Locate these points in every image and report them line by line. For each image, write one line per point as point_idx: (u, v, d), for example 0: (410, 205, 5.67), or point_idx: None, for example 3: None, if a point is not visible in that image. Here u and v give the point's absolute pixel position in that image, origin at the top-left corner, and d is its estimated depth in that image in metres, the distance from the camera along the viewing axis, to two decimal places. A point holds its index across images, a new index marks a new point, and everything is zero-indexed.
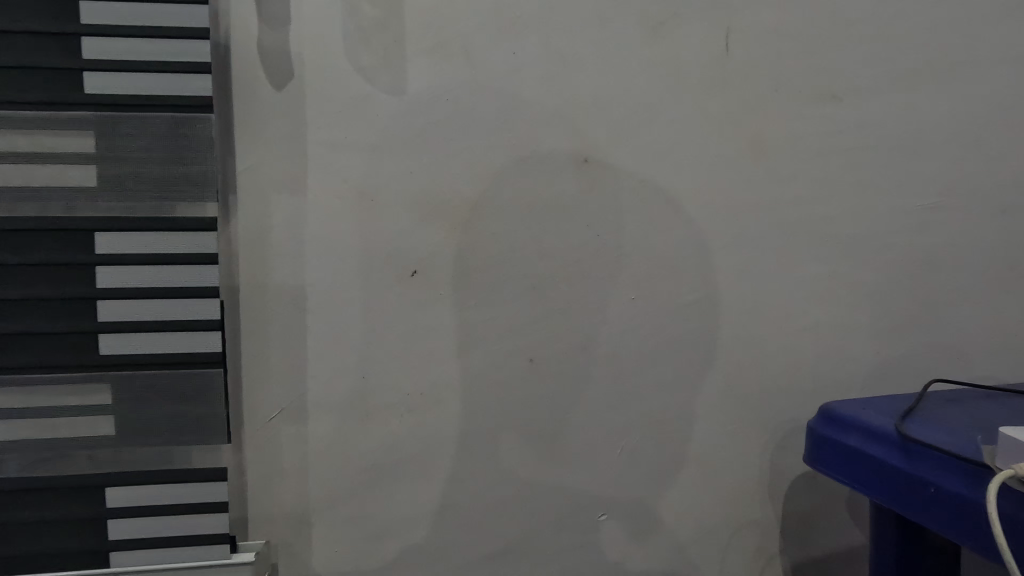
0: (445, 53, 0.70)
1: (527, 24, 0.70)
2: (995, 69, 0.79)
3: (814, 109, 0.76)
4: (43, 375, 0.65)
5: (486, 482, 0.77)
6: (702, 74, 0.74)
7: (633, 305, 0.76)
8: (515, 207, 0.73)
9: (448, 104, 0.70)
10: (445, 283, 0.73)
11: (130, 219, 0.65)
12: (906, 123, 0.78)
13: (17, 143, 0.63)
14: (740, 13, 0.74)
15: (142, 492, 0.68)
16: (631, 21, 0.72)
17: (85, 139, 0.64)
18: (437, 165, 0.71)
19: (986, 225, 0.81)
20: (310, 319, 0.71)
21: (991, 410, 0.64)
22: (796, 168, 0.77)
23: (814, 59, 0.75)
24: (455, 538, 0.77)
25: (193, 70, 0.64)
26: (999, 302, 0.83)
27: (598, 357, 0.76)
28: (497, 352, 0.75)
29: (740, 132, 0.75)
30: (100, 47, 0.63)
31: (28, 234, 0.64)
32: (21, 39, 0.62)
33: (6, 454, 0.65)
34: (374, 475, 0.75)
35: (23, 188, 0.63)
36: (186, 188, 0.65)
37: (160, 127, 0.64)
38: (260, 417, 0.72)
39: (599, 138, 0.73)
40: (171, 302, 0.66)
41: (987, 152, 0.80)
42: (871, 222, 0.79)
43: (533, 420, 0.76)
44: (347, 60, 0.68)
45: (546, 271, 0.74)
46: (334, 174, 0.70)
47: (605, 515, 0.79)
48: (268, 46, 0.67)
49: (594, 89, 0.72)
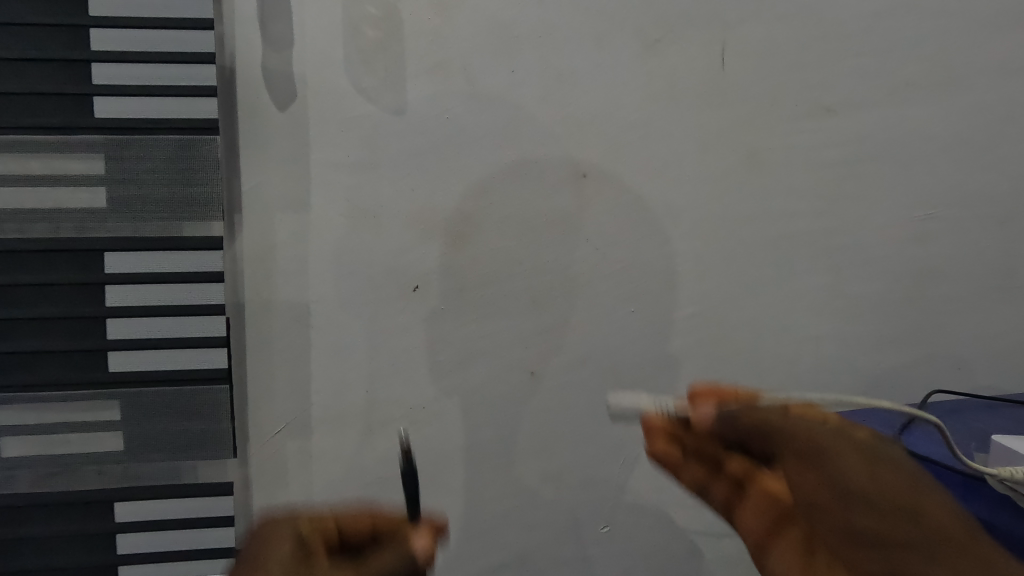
0: (443, 73, 0.71)
1: (524, 43, 0.72)
2: (992, 81, 0.79)
3: (808, 123, 0.77)
4: (54, 393, 0.67)
5: (489, 495, 0.77)
6: (698, 90, 0.75)
7: (632, 318, 0.77)
8: (513, 221, 0.74)
9: (447, 122, 0.72)
10: (447, 298, 0.74)
11: (137, 239, 0.67)
12: (901, 135, 0.79)
13: (31, 167, 0.65)
14: (734, 30, 0.75)
15: (151, 505, 0.69)
16: (627, 39, 0.73)
17: (95, 162, 0.66)
18: (436, 181, 0.72)
19: (984, 234, 0.81)
20: (313, 334, 0.72)
21: (987, 421, 0.64)
22: (791, 181, 0.78)
23: (808, 73, 0.76)
24: (458, 551, 0.78)
25: (199, 95, 0.66)
26: (999, 312, 0.83)
27: (597, 369, 0.77)
28: (499, 366, 0.76)
29: (736, 147, 0.76)
30: (111, 74, 0.66)
31: (41, 255, 0.66)
32: (34, 68, 0.65)
33: (19, 468, 0.67)
34: (377, 488, 0.76)
35: (34, 211, 0.65)
36: (192, 209, 0.67)
37: (167, 149, 0.66)
38: (264, 432, 0.73)
39: (597, 155, 0.74)
40: (179, 320, 0.68)
41: (985, 163, 0.80)
42: (868, 233, 0.79)
43: (535, 433, 0.77)
44: (348, 81, 0.70)
45: (545, 285, 0.75)
46: (336, 192, 0.71)
47: (606, 527, 0.79)
48: (271, 68, 0.69)
49: (590, 105, 0.74)
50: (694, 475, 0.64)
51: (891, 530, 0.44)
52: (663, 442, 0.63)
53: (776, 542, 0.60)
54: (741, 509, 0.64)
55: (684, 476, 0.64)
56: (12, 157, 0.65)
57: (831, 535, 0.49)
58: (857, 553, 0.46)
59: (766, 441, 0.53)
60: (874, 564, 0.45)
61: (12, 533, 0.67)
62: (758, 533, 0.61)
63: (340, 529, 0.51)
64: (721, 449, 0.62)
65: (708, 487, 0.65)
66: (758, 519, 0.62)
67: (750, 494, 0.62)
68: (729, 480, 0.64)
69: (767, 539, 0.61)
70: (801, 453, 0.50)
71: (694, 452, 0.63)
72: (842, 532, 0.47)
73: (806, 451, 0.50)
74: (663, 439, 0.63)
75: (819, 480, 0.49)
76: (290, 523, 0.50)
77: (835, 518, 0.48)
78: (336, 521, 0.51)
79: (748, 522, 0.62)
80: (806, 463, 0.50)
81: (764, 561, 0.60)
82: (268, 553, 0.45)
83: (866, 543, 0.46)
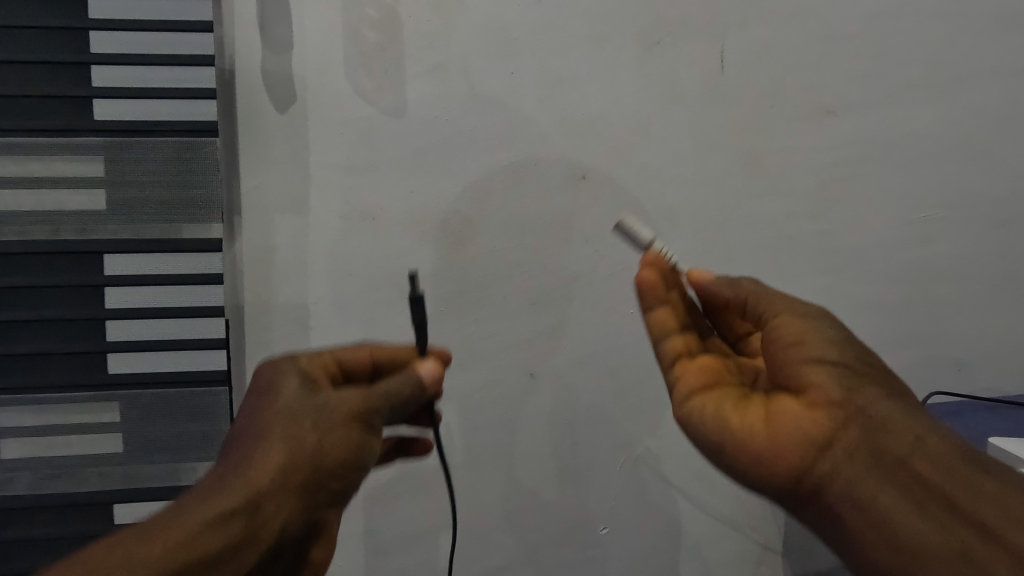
0: (443, 75, 0.71)
1: (523, 44, 0.72)
2: (992, 82, 0.79)
3: (808, 124, 0.77)
4: (55, 394, 0.67)
5: (488, 496, 0.77)
6: (697, 92, 0.75)
7: (631, 319, 0.77)
8: (512, 223, 0.74)
9: (447, 124, 0.72)
10: (446, 300, 0.74)
11: (137, 241, 0.67)
12: (900, 136, 0.79)
13: (32, 169, 0.66)
14: (733, 32, 0.75)
15: (150, 506, 0.69)
16: (626, 41, 0.73)
17: (95, 164, 0.67)
18: (435, 183, 0.72)
19: (984, 236, 0.81)
20: (312, 336, 0.72)
21: (987, 423, 0.64)
22: (791, 183, 0.78)
23: (808, 74, 0.76)
24: (457, 553, 0.78)
25: (198, 97, 0.67)
26: (999, 313, 0.83)
27: (596, 371, 0.77)
28: (498, 368, 0.76)
29: (735, 149, 0.76)
30: (110, 76, 0.67)
31: (43, 257, 0.67)
32: (37, 72, 0.66)
33: (21, 470, 0.68)
34: (376, 490, 0.75)
35: (36, 212, 0.66)
36: (192, 211, 0.68)
37: (168, 152, 0.67)
38: None
39: (596, 157, 0.74)
40: (178, 321, 0.69)
41: (985, 165, 0.80)
42: (867, 234, 0.79)
43: (534, 434, 0.77)
44: (348, 83, 0.70)
45: (544, 287, 0.75)
46: (335, 194, 0.71)
47: (605, 529, 0.79)
48: (271, 69, 0.69)
49: (590, 107, 0.74)
50: (661, 319, 0.58)
51: (862, 359, 0.51)
52: (658, 273, 0.57)
53: (712, 397, 0.55)
54: (676, 371, 0.58)
55: (650, 304, 0.58)
56: (16, 159, 0.66)
57: (807, 369, 0.51)
58: (830, 370, 0.50)
59: (764, 303, 0.56)
60: (841, 370, 0.50)
61: (11, 534, 0.67)
62: (699, 392, 0.56)
63: (341, 366, 0.60)
64: (690, 307, 0.60)
65: (660, 336, 0.59)
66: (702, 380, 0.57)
67: (693, 359, 0.58)
68: (686, 341, 0.59)
69: (698, 397, 0.56)
70: (790, 308, 0.54)
71: (669, 305, 0.58)
72: (822, 359, 0.51)
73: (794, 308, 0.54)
74: (660, 276, 0.57)
75: (804, 325, 0.53)
76: (294, 357, 0.59)
77: (818, 343, 0.52)
78: (335, 355, 0.60)
79: (686, 387, 0.57)
80: (798, 316, 0.53)
81: (697, 415, 0.55)
82: (278, 381, 0.56)
83: (839, 366, 0.50)
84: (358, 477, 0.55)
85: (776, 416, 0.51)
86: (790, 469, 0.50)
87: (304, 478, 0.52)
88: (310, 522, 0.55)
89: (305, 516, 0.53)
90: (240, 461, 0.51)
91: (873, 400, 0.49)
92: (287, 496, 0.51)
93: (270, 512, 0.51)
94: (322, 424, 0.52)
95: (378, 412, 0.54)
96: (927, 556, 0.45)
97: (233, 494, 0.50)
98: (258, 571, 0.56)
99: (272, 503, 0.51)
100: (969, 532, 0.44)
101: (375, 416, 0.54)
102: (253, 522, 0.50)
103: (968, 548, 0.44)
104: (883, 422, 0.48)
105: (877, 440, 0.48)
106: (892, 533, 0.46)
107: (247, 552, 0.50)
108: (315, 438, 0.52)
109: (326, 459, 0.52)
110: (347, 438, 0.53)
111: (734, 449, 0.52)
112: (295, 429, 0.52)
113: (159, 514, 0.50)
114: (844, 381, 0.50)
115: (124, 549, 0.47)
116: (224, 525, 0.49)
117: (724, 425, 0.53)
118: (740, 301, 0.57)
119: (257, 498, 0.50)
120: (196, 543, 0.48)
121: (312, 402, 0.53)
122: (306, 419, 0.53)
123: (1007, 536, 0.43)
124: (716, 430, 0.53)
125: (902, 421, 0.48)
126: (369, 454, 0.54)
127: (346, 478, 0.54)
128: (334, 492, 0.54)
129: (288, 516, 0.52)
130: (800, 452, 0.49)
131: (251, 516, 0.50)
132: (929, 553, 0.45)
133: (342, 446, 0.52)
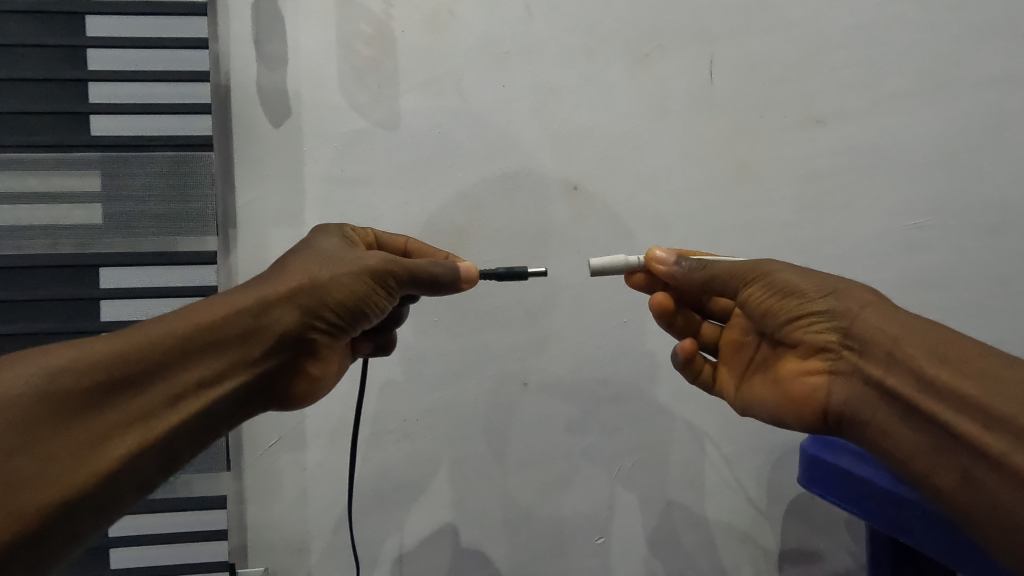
0: (437, 87, 0.72)
1: (516, 58, 0.73)
2: (981, 90, 0.80)
3: (797, 132, 0.78)
4: None
5: (482, 505, 0.77)
6: (688, 103, 0.76)
7: (625, 328, 0.77)
8: (505, 233, 0.75)
9: (440, 136, 0.73)
10: (441, 310, 0.75)
11: (131, 255, 0.69)
12: (889, 144, 0.79)
13: (29, 184, 0.68)
14: (722, 43, 0.76)
15: (146, 520, 0.73)
16: (617, 53, 0.74)
17: (92, 179, 0.68)
18: (428, 194, 0.73)
19: (975, 242, 0.81)
20: None
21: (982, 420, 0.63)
22: (780, 191, 0.78)
23: (796, 83, 0.77)
24: (452, 564, 0.78)
25: (193, 113, 0.69)
26: (993, 318, 0.83)
27: (589, 380, 0.77)
28: (492, 377, 0.76)
29: (727, 158, 0.77)
30: (107, 92, 0.68)
31: (42, 270, 0.68)
32: (33, 87, 0.68)
33: None
34: (371, 499, 0.76)
35: (33, 227, 0.68)
36: (188, 224, 0.70)
37: (163, 167, 0.69)
38: (259, 444, 0.74)
39: (587, 167, 0.75)
40: None
41: (974, 171, 0.81)
42: (858, 241, 0.80)
43: (527, 443, 0.77)
44: (341, 97, 0.71)
45: (538, 296, 0.76)
46: (332, 207, 0.72)
47: (601, 539, 0.79)
48: (266, 86, 0.70)
49: (581, 118, 0.75)
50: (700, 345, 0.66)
51: (822, 288, 0.53)
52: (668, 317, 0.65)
53: (748, 376, 0.61)
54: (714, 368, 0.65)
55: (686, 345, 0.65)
56: (16, 175, 0.67)
57: (790, 328, 0.55)
58: (791, 318, 0.54)
59: (723, 287, 0.58)
60: (803, 314, 0.54)
61: None
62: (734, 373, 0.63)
63: (380, 242, 0.63)
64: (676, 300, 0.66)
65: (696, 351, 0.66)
66: (733, 371, 0.63)
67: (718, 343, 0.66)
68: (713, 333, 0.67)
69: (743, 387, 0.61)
70: (748, 277, 0.56)
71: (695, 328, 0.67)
72: (786, 318, 0.55)
73: (747, 279, 0.57)
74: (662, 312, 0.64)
75: (773, 287, 0.55)
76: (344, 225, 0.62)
77: (783, 301, 0.54)
78: (375, 234, 0.63)
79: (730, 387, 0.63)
80: (757, 284, 0.56)
81: (740, 396, 0.62)
82: (319, 238, 0.58)
83: (812, 312, 0.53)
84: (363, 322, 0.56)
85: (791, 379, 0.55)
86: (817, 417, 0.54)
87: (309, 302, 0.53)
88: (308, 346, 0.56)
89: (307, 332, 0.54)
90: (266, 275, 0.55)
91: (858, 326, 0.51)
92: (292, 310, 0.53)
93: (276, 317, 0.53)
94: (325, 266, 0.54)
95: (403, 272, 0.55)
96: (912, 469, 0.48)
97: (249, 294, 0.53)
98: (255, 402, 0.56)
99: (278, 310, 0.53)
100: (943, 436, 0.46)
101: (386, 273, 0.54)
102: (260, 320, 0.52)
103: (942, 448, 0.46)
104: (857, 335, 0.51)
105: (869, 364, 0.50)
106: (888, 450, 0.49)
107: (256, 345, 0.53)
108: (320, 277, 0.53)
109: (330, 295, 0.53)
110: (358, 282, 0.54)
111: (783, 417, 0.57)
112: (305, 263, 0.55)
113: (194, 304, 0.53)
114: (812, 325, 0.53)
115: (164, 321, 0.51)
116: (236, 318, 0.52)
117: (769, 406, 0.58)
118: (698, 288, 0.59)
119: (269, 301, 0.53)
120: (215, 325, 0.51)
121: (345, 253, 0.56)
122: (321, 257, 0.55)
123: (966, 431, 0.45)
124: (766, 410, 0.58)
125: (876, 335, 0.50)
126: (372, 304, 0.55)
127: (344, 317, 0.55)
128: (334, 326, 0.55)
129: (290, 325, 0.53)
130: (812, 398, 0.54)
131: (262, 314, 0.52)
132: (915, 460, 0.48)
133: (355, 286, 0.54)
